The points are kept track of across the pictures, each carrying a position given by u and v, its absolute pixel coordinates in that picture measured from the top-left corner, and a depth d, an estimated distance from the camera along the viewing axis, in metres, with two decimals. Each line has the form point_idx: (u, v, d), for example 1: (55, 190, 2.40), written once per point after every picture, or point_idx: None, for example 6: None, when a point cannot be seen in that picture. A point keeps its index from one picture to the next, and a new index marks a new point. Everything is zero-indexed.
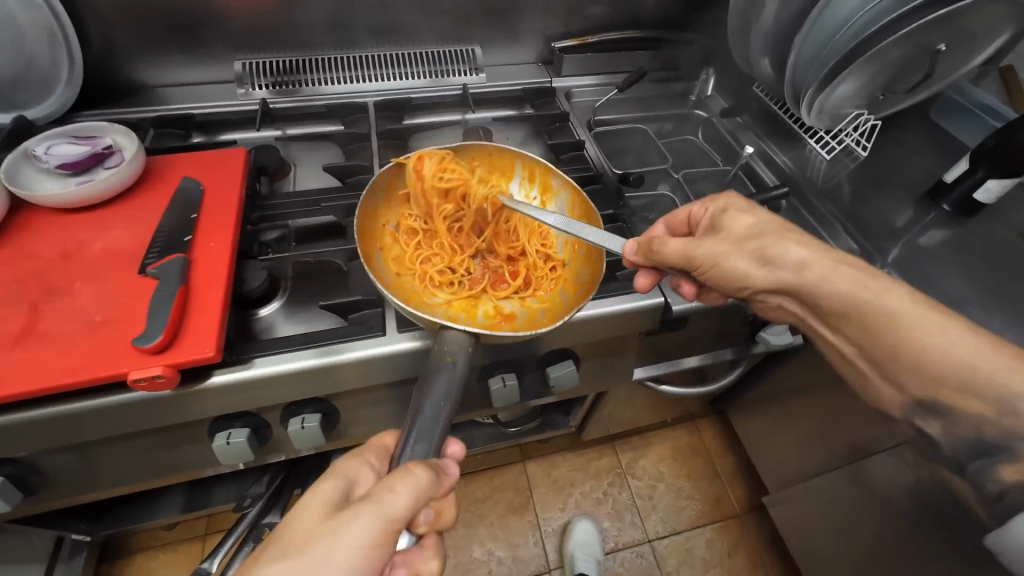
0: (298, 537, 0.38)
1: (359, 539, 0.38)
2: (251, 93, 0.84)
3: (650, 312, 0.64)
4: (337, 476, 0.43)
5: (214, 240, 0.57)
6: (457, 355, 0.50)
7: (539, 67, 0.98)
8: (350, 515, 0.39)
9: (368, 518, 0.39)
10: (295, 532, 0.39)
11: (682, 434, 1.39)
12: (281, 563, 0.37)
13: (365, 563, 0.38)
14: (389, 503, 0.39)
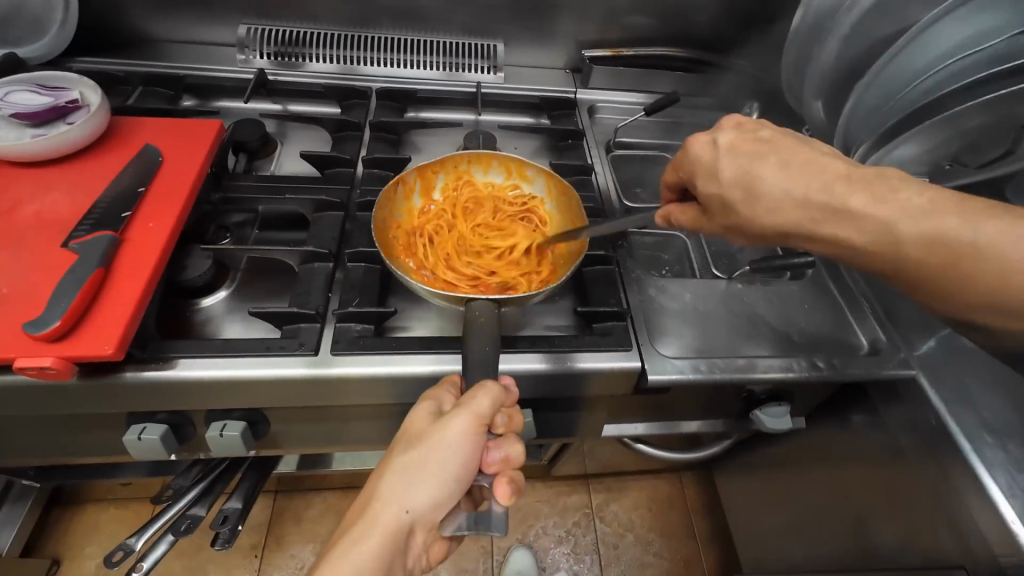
0: (415, 434, 0.46)
1: (455, 435, 0.44)
2: (251, 61, 0.80)
3: (623, 376, 0.57)
4: (426, 395, 0.48)
5: (154, 220, 0.53)
6: (489, 318, 0.51)
7: (565, 74, 0.90)
8: (449, 420, 0.45)
9: (462, 419, 0.44)
10: (412, 431, 0.46)
11: (663, 484, 1.29)
12: (407, 452, 0.45)
13: (464, 452, 0.45)
14: (474, 406, 0.44)
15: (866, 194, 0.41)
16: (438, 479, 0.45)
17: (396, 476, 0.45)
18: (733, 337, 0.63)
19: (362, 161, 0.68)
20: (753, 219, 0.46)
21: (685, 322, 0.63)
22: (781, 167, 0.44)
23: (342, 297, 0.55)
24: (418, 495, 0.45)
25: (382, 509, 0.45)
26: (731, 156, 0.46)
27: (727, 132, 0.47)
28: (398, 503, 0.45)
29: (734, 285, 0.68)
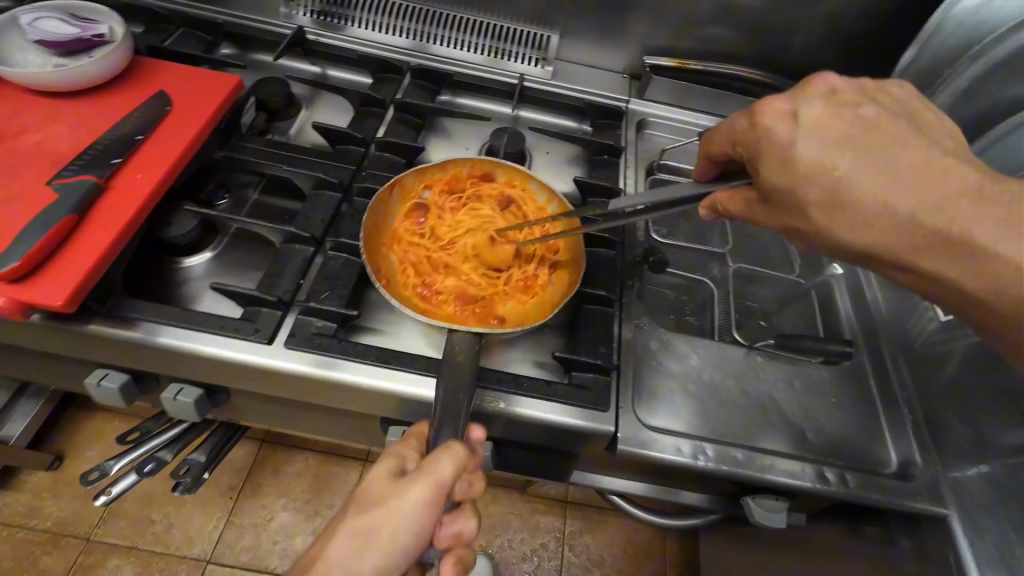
0: (370, 496, 0.40)
1: (413, 507, 0.38)
2: (295, 16, 0.77)
3: (593, 438, 0.51)
4: (385, 452, 0.43)
5: (143, 172, 0.51)
6: (469, 355, 0.46)
7: (622, 80, 0.81)
8: (406, 486, 0.39)
9: (417, 485, 0.38)
10: (367, 493, 0.40)
11: (644, 528, 1.23)
12: (359, 517, 0.39)
13: (419, 526, 0.39)
14: (433, 472, 0.39)
15: (999, 217, 0.33)
16: (386, 549, 0.38)
17: (345, 539, 0.39)
18: (738, 420, 0.55)
19: (376, 143, 0.64)
20: (834, 229, 0.38)
21: (683, 390, 0.55)
22: (885, 167, 0.36)
23: (312, 287, 0.52)
24: (368, 562, 0.38)
25: (323, 569, 0.38)
26: (817, 136, 0.38)
27: (814, 104, 0.39)
28: (343, 570, 0.38)
29: (753, 357, 0.59)
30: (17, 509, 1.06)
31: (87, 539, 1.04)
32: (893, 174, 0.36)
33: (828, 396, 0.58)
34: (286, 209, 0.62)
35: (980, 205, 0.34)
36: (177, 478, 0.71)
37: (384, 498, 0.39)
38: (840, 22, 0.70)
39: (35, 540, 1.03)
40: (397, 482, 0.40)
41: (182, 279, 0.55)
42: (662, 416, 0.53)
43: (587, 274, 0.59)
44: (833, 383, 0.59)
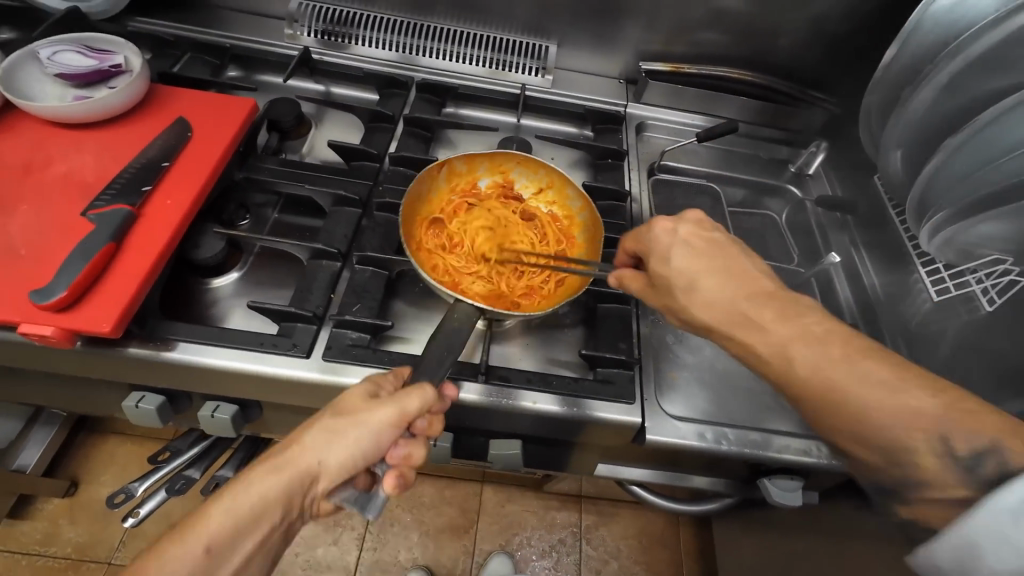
0: (346, 405, 0.42)
1: (378, 424, 0.41)
2: (298, 36, 0.78)
3: (619, 430, 0.53)
4: (366, 378, 0.45)
5: (173, 197, 0.53)
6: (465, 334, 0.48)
7: (618, 85, 0.84)
8: (370, 407, 0.41)
9: (385, 409, 0.41)
10: (345, 403, 0.42)
11: (658, 519, 1.26)
12: (334, 419, 0.41)
13: (371, 440, 0.41)
14: (402, 402, 0.41)
15: (785, 313, 0.42)
16: (351, 444, 0.41)
17: (316, 434, 0.41)
18: (751, 405, 0.58)
19: (389, 157, 0.66)
20: (686, 307, 0.45)
21: (699, 381, 0.59)
22: (727, 276, 0.45)
23: (342, 301, 0.54)
24: (334, 455, 0.41)
25: (297, 453, 0.41)
26: (697, 246, 0.47)
27: (696, 223, 0.48)
28: (313, 453, 0.41)
29: None
30: (35, 536, 1.06)
31: (107, 563, 1.04)
32: (736, 278, 0.44)
33: None
34: (307, 226, 0.64)
35: (793, 305, 0.42)
36: (206, 494, 0.71)
37: (354, 411, 0.41)
38: (825, 23, 0.74)
39: (54, 567, 1.03)
40: (371, 401, 0.42)
41: (213, 300, 0.57)
42: (681, 405, 0.56)
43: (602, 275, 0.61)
44: None
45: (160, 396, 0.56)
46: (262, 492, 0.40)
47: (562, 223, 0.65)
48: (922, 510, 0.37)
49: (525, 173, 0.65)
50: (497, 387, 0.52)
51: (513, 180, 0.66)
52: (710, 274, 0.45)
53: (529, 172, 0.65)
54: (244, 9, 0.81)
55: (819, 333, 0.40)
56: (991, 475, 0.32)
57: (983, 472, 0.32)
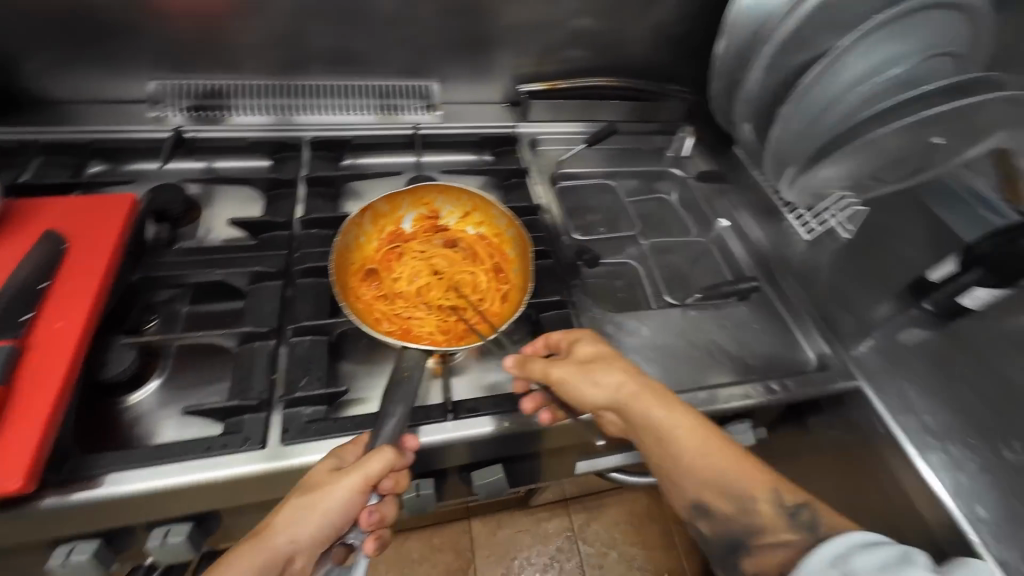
0: (314, 480, 0.42)
1: (343, 494, 0.40)
2: (169, 118, 0.75)
3: (589, 425, 0.56)
4: (330, 451, 0.45)
5: (63, 319, 0.47)
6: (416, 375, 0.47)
7: (504, 109, 0.89)
8: (343, 479, 0.41)
9: (348, 478, 0.41)
10: (312, 478, 0.42)
11: (640, 496, 1.32)
12: (303, 496, 0.41)
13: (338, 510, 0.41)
14: (365, 469, 0.41)
15: (662, 405, 0.49)
16: (322, 517, 0.40)
17: (288, 513, 0.40)
18: (693, 367, 0.64)
19: (300, 221, 0.65)
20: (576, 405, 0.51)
21: (646, 359, 0.64)
22: (608, 375, 0.51)
23: (288, 377, 0.52)
24: (306, 531, 0.40)
25: (268, 536, 0.40)
26: (584, 355, 0.53)
27: (590, 340, 0.54)
28: (285, 534, 0.39)
29: (688, 314, 0.69)
30: None
31: None
32: (622, 380, 0.51)
33: (752, 324, 0.70)
34: (226, 311, 0.60)
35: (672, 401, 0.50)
36: None
37: (321, 484, 0.41)
38: (664, 26, 0.85)
39: None
40: (336, 473, 0.42)
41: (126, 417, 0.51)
42: None
43: (537, 287, 0.65)
44: (750, 312, 0.72)
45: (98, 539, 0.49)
46: None
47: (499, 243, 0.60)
48: (763, 558, 0.45)
49: (449, 201, 0.61)
50: (465, 418, 0.53)
51: (439, 211, 0.61)
52: (593, 380, 0.51)
53: (451, 198, 0.60)
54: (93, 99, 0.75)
55: (685, 416, 0.49)
56: (808, 521, 0.43)
57: (801, 519, 0.43)
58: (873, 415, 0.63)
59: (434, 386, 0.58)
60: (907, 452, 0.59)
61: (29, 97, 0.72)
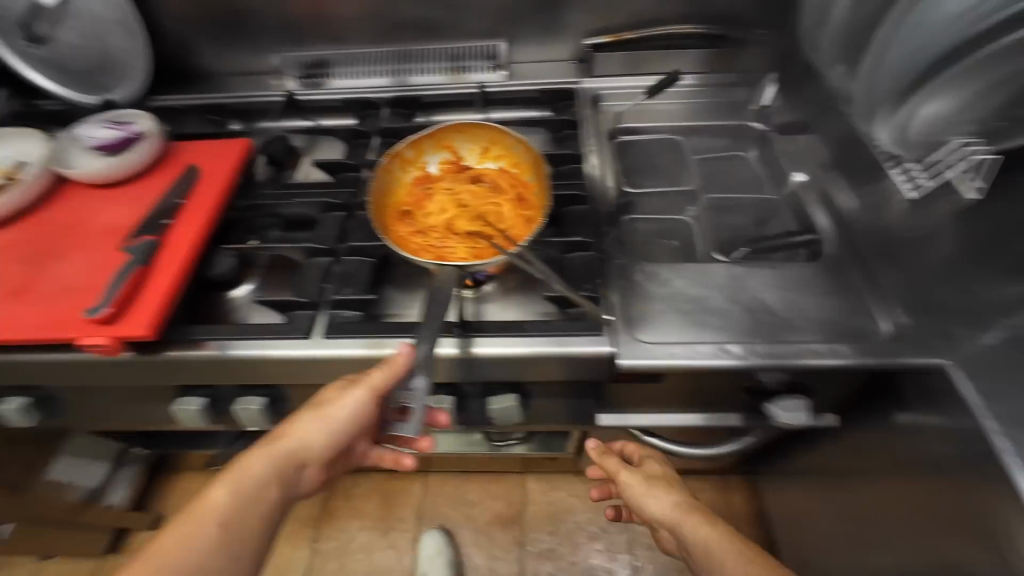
0: (324, 398, 0.54)
1: (351, 402, 0.53)
2: (283, 84, 0.92)
3: (588, 363, 0.56)
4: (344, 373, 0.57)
5: (187, 226, 0.63)
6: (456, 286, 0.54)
7: (570, 65, 0.90)
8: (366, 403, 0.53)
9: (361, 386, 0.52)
10: (325, 399, 0.54)
11: (707, 488, 1.23)
12: (314, 411, 0.54)
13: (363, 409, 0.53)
14: (371, 381, 0.52)
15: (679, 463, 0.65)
16: (327, 426, 0.53)
17: (304, 424, 0.53)
18: (726, 323, 0.59)
19: (367, 165, 0.75)
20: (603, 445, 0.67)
21: (673, 310, 0.60)
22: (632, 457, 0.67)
23: (333, 287, 0.62)
24: (317, 438, 0.53)
25: (289, 441, 0.53)
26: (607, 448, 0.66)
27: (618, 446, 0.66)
28: (298, 442, 0.53)
29: (735, 270, 0.63)
30: None
31: None
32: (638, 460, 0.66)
33: (812, 286, 0.62)
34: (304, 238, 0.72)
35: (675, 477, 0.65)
36: None
37: (329, 401, 0.53)
38: None
39: None
40: (348, 385, 0.54)
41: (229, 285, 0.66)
42: (649, 334, 0.58)
43: (567, 229, 0.65)
44: (813, 274, 0.63)
45: (306, 417, 0.54)
46: (258, 476, 0.51)
47: (513, 171, 0.65)
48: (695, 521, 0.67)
49: (467, 137, 0.66)
50: (470, 337, 0.56)
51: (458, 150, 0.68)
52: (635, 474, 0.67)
53: (470, 135, 0.66)
54: (240, 71, 0.95)
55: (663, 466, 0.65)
56: None
57: None
58: (958, 400, 0.52)
59: (467, 305, 0.63)
60: (999, 448, 0.48)
61: (203, 70, 0.95)
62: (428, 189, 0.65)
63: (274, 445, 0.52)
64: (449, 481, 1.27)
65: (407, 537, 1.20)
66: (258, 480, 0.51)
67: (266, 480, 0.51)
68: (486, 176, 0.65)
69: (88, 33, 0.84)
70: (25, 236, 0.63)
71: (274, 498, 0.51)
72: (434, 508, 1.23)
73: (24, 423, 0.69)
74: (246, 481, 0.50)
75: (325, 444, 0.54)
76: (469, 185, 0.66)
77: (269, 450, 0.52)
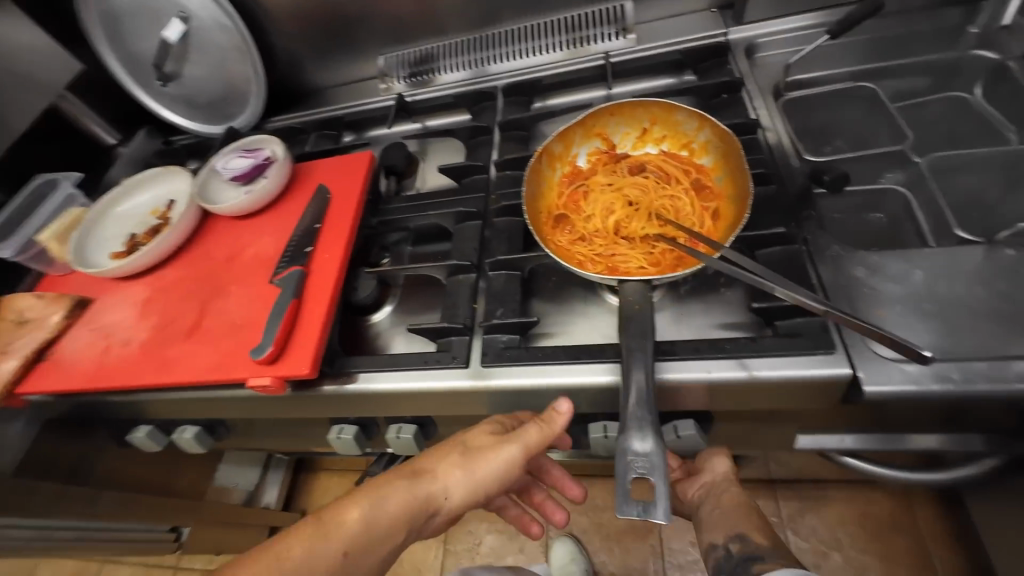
0: (473, 445, 0.49)
1: (504, 459, 0.47)
2: (391, 88, 0.86)
3: (824, 388, 0.45)
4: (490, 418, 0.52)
5: (329, 252, 0.60)
6: (646, 303, 0.45)
7: (712, 15, 0.75)
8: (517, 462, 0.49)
9: (516, 444, 0.47)
10: (474, 443, 0.49)
11: (885, 499, 1.03)
12: (461, 459, 0.48)
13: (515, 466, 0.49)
14: (526, 438, 0.48)
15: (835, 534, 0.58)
16: (476, 477, 0.48)
17: (447, 468, 0.48)
18: (1007, 327, 0.44)
19: (495, 165, 0.68)
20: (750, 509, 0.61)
21: (920, 312, 0.46)
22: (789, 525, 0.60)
23: (486, 308, 0.55)
24: (457, 491, 0.48)
25: (429, 480, 0.47)
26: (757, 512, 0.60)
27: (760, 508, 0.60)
28: (442, 487, 0.48)
29: (1000, 252, 0.47)
30: None
31: None
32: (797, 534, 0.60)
33: None
34: (438, 252, 0.67)
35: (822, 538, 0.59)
36: None
37: (483, 446, 0.48)
38: None
39: None
40: (499, 440, 0.48)
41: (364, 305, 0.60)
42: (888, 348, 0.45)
43: (752, 218, 0.53)
44: None
45: (452, 458, 0.48)
46: (392, 512, 0.45)
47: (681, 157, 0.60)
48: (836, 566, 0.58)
49: (622, 122, 0.62)
50: (660, 363, 0.47)
51: (613, 138, 0.64)
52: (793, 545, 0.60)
53: (625, 120, 0.62)
54: (347, 80, 0.92)
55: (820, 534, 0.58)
56: None
57: None
58: None
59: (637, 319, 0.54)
60: None
61: (312, 84, 0.93)
62: (583, 187, 0.62)
63: (413, 477, 0.47)
64: (574, 485, 1.21)
65: (536, 542, 1.16)
66: (397, 512, 0.45)
67: (399, 521, 0.45)
68: (649, 165, 0.61)
69: (211, 63, 0.85)
70: (188, 274, 0.65)
71: (401, 539, 0.45)
72: (562, 513, 1.17)
73: (199, 448, 0.72)
74: (370, 521, 0.43)
75: (465, 496, 0.48)
76: (631, 176, 0.62)
77: (408, 483, 0.47)
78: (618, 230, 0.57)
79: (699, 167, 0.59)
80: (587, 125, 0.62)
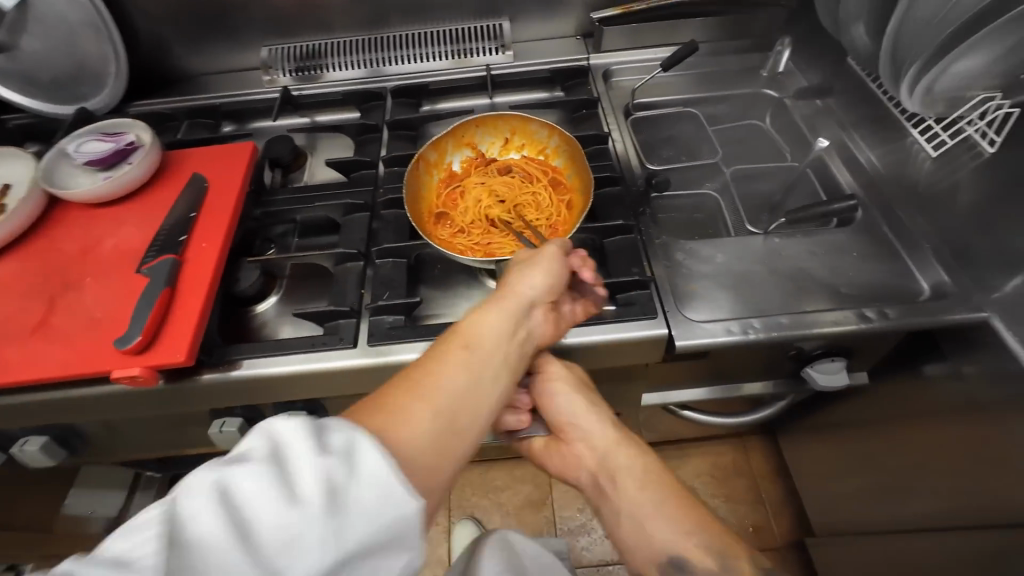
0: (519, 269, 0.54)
1: (547, 262, 0.53)
2: (276, 80, 0.85)
3: (652, 345, 0.56)
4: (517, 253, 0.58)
5: (206, 241, 0.59)
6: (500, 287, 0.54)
7: (577, 41, 0.87)
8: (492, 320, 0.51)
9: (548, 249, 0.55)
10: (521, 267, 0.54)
11: (727, 450, 1.24)
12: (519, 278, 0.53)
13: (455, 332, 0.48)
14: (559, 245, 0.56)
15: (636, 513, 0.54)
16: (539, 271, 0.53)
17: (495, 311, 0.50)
18: (771, 296, 0.59)
19: (383, 161, 0.72)
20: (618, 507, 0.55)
21: (718, 284, 0.60)
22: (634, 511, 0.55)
23: (374, 292, 0.59)
24: (534, 283, 0.52)
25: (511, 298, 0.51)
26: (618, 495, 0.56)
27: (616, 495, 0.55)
28: (520, 293, 0.51)
29: (772, 240, 0.63)
30: None
31: None
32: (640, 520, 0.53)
33: (850, 251, 0.63)
34: (326, 243, 0.69)
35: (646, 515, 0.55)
36: None
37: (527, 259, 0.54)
38: None
39: None
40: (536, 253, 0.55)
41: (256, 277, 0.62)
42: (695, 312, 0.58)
43: (601, 213, 0.64)
44: (851, 239, 0.64)
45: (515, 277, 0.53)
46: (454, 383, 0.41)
47: (539, 159, 0.71)
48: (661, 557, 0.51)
49: (487, 132, 0.71)
50: None
51: (481, 147, 0.72)
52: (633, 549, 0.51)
53: (489, 130, 0.71)
54: (225, 69, 0.89)
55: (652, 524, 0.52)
56: None
57: None
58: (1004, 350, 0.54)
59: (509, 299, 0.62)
60: None
61: (183, 69, 0.88)
62: (459, 188, 0.70)
63: (420, 394, 0.38)
64: (474, 471, 1.27)
65: (439, 530, 1.20)
66: (463, 395, 0.40)
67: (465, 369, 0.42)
68: (513, 168, 0.71)
69: (55, 36, 0.76)
70: (27, 268, 0.58)
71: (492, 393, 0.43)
72: (462, 498, 1.23)
73: (46, 462, 0.65)
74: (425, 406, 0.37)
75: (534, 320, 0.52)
76: (500, 176, 0.70)
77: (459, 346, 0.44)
78: (492, 223, 0.66)
79: (554, 168, 0.70)
80: (455, 135, 0.69)
